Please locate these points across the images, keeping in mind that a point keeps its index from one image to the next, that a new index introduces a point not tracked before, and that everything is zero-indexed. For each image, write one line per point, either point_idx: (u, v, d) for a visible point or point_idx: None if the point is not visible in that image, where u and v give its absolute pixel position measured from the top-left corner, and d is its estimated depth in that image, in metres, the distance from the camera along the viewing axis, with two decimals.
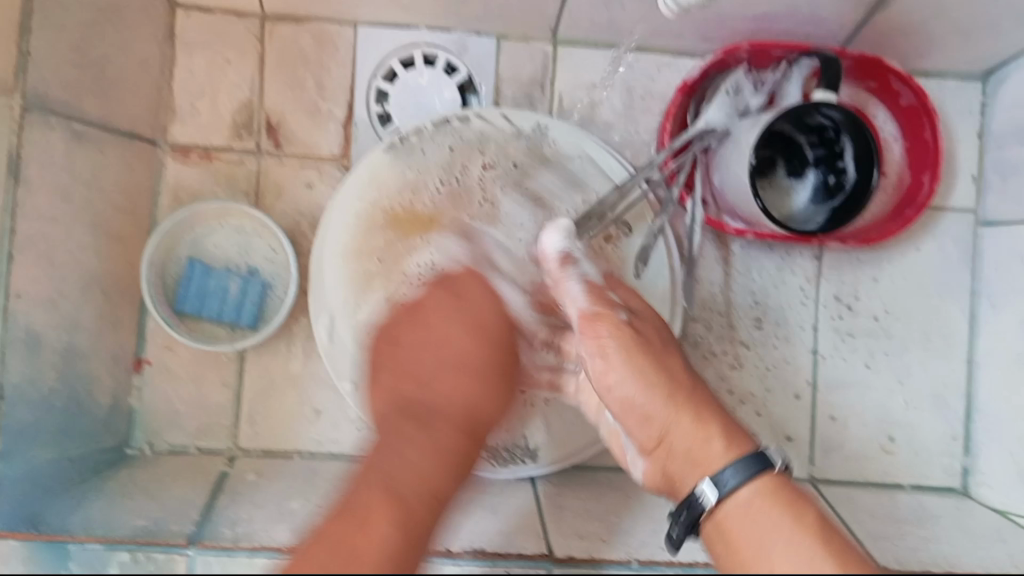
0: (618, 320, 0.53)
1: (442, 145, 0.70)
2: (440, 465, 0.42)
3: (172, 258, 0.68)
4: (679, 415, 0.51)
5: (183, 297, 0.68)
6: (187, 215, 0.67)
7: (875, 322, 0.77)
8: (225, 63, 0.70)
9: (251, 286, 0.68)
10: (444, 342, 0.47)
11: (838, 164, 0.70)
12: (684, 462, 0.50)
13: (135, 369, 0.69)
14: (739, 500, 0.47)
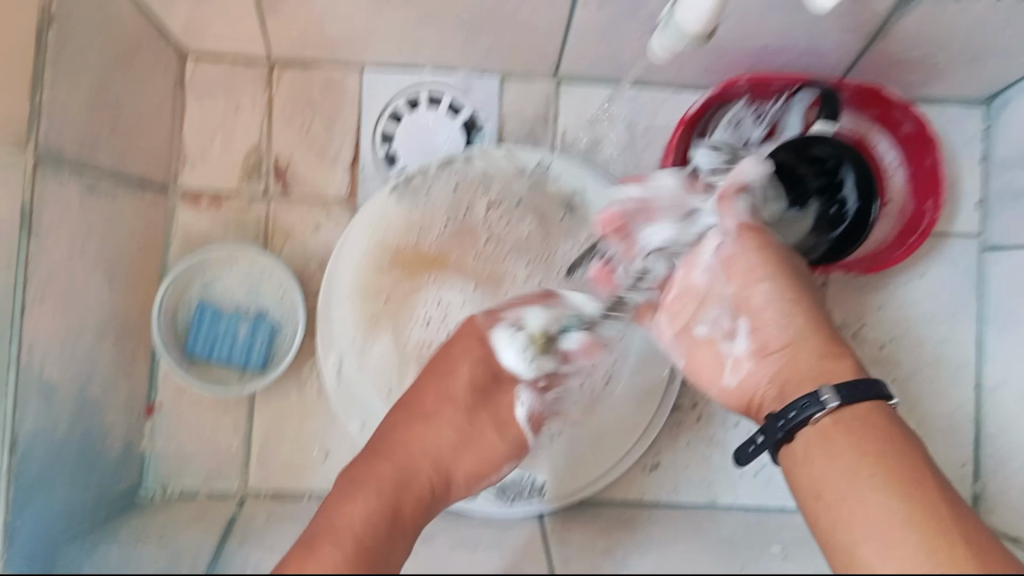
0: (765, 239, 0.61)
1: (446, 185, 0.70)
2: (380, 529, 0.49)
3: (182, 305, 0.70)
4: (815, 337, 0.56)
5: (193, 342, 0.69)
6: (197, 261, 0.68)
7: (882, 350, 0.76)
8: (234, 111, 0.72)
9: (260, 328, 0.70)
10: (436, 406, 0.60)
11: (839, 194, 0.70)
12: (806, 368, 0.55)
13: (147, 415, 0.70)
14: (851, 411, 0.50)
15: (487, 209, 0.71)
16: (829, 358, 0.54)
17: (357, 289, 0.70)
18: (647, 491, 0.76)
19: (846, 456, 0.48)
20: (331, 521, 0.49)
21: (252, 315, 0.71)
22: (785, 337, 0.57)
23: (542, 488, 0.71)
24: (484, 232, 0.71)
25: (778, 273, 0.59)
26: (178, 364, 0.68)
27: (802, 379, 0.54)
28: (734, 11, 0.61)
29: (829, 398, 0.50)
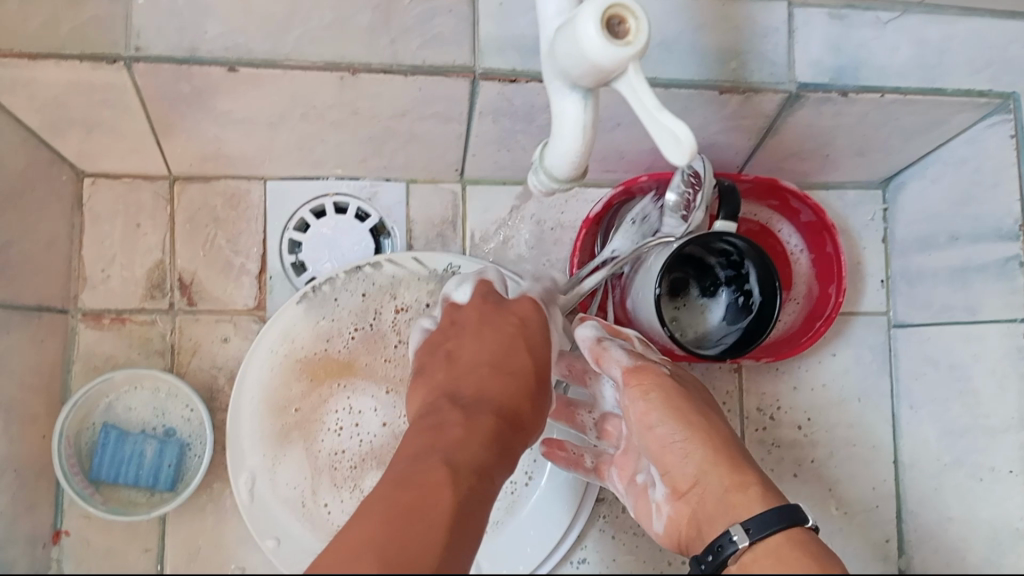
0: (659, 372, 0.60)
1: (355, 292, 0.70)
2: (483, 454, 0.44)
3: (86, 428, 0.68)
4: (719, 467, 0.55)
5: (97, 466, 0.67)
6: (101, 384, 0.67)
7: (799, 432, 0.77)
8: (136, 228, 0.71)
9: (167, 449, 0.68)
10: (509, 369, 0.50)
11: (746, 285, 0.71)
12: (716, 504, 0.54)
13: (53, 541, 0.68)
14: (767, 543, 0.50)
15: (395, 315, 0.71)
16: (736, 490, 0.53)
17: (265, 405, 0.68)
18: None
19: None
20: (447, 442, 0.44)
21: (160, 434, 0.69)
22: (695, 472, 0.56)
23: None
24: (392, 337, 0.70)
25: (679, 411, 0.58)
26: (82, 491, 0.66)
27: (717, 514, 0.54)
28: (628, 119, 0.62)
29: (738, 536, 0.51)
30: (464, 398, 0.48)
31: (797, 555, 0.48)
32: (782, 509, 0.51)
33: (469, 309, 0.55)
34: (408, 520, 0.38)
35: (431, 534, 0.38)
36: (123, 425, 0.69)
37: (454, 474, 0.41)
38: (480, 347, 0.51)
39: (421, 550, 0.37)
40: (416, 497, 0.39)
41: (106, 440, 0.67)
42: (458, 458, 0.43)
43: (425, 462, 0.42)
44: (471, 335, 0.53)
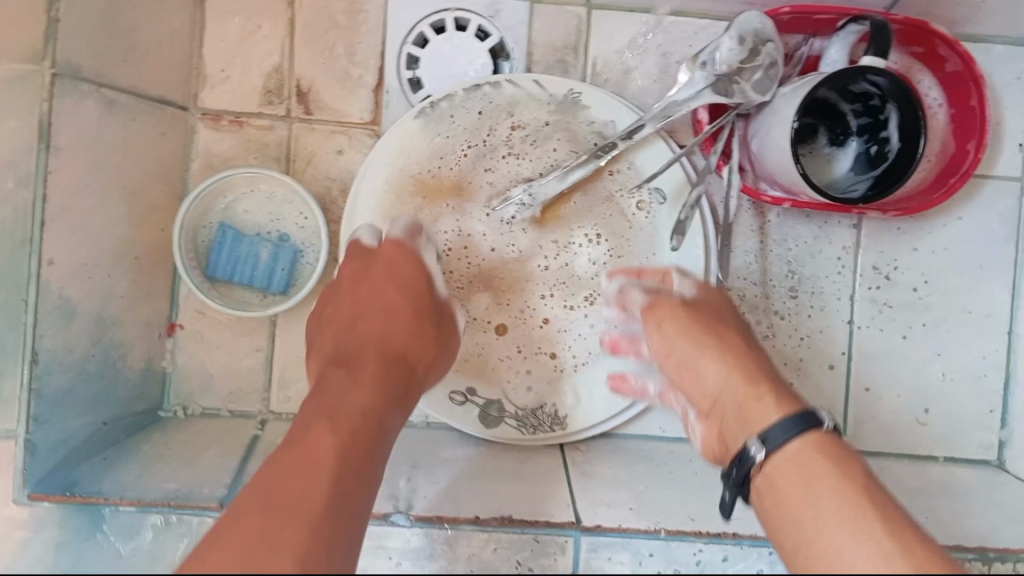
0: (670, 304, 0.62)
1: (472, 110, 0.69)
2: (374, 394, 0.50)
3: (203, 225, 0.68)
4: (735, 381, 0.57)
5: (214, 262, 0.68)
6: (219, 182, 0.67)
7: (914, 294, 0.75)
8: (256, 30, 0.70)
9: (282, 253, 0.69)
10: (388, 313, 0.57)
11: (881, 134, 0.68)
12: (733, 418, 0.55)
13: (169, 333, 0.70)
14: (784, 452, 0.50)
15: (512, 135, 0.70)
16: (751, 403, 0.54)
17: (379, 218, 0.68)
18: (669, 428, 0.74)
19: (789, 494, 0.48)
20: (332, 394, 0.48)
21: (275, 239, 0.70)
22: (716, 390, 0.58)
23: (564, 418, 0.70)
24: (501, 155, 0.70)
25: (692, 335, 0.60)
26: (200, 284, 0.67)
27: (741, 424, 0.54)
28: None
29: (756, 449, 0.51)
30: (346, 355, 0.53)
31: (820, 461, 0.48)
32: (799, 416, 0.51)
33: (347, 265, 0.61)
34: (290, 470, 0.41)
35: (314, 474, 0.41)
36: (239, 225, 0.69)
37: (335, 417, 0.45)
38: (371, 299, 0.58)
39: (305, 491, 0.40)
40: (298, 450, 0.42)
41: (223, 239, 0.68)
42: (342, 402, 0.47)
43: (316, 416, 0.45)
44: (343, 295, 0.59)
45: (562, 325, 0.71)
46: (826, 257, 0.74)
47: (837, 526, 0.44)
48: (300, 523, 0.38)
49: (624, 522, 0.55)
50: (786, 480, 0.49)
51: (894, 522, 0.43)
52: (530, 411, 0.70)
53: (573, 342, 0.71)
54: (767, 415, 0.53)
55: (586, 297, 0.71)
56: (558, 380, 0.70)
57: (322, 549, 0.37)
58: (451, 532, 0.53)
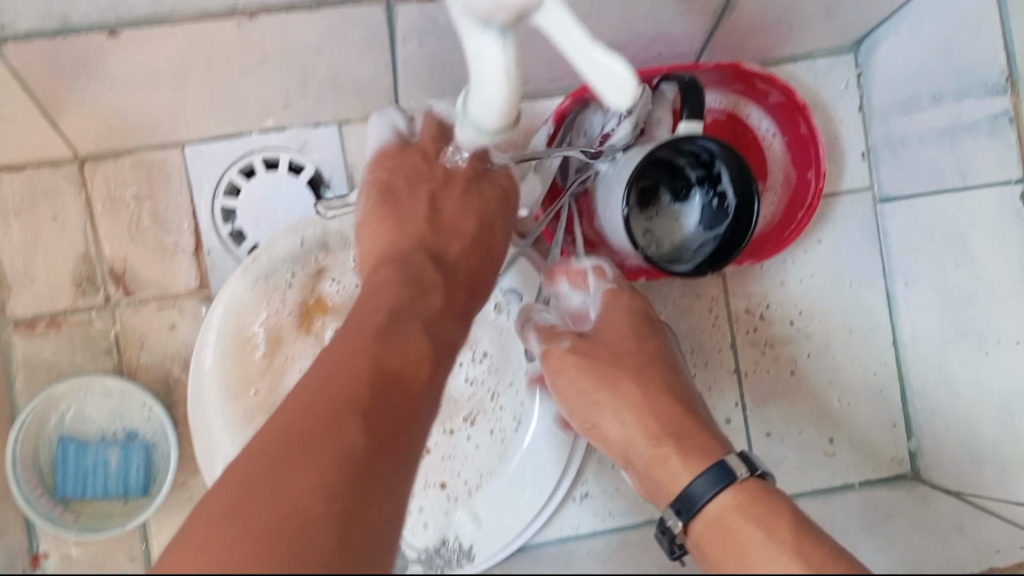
0: (562, 353, 0.58)
1: (298, 256, 0.65)
2: (443, 332, 0.48)
3: (40, 445, 0.63)
4: (640, 436, 0.54)
5: (61, 482, 0.63)
6: (45, 399, 0.62)
7: (793, 326, 0.73)
8: (52, 220, 0.65)
9: (132, 453, 0.64)
10: (475, 236, 0.57)
11: (719, 186, 0.66)
12: (648, 484, 0.53)
13: (33, 566, 0.63)
14: (708, 516, 0.48)
15: (345, 269, 0.66)
16: (659, 466, 0.52)
17: (228, 390, 0.64)
18: (581, 524, 0.72)
19: (728, 555, 0.45)
20: (427, 309, 0.49)
21: (122, 438, 0.64)
22: (624, 444, 0.55)
23: (471, 550, 0.66)
24: (335, 291, 0.66)
25: (591, 391, 0.57)
26: (51, 512, 0.62)
27: (656, 484, 0.53)
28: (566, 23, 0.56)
29: (674, 521, 0.50)
30: (445, 262, 0.54)
31: (741, 522, 0.46)
32: (710, 472, 0.49)
33: (453, 169, 0.59)
34: (391, 396, 0.40)
35: (401, 426, 0.39)
36: (80, 433, 0.64)
37: (420, 362, 0.44)
38: (456, 210, 0.58)
39: (377, 425, 0.38)
40: (400, 369, 0.42)
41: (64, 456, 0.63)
42: (437, 329, 0.48)
43: (391, 344, 0.43)
44: (451, 194, 0.58)
45: (448, 453, 0.67)
46: (697, 313, 0.72)
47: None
48: (394, 463, 0.37)
49: None
50: (714, 545, 0.47)
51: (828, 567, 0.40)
52: (434, 550, 0.66)
53: (462, 467, 0.67)
54: (680, 478, 0.51)
55: (466, 418, 0.67)
56: (454, 508, 0.67)
57: (400, 503, 0.37)
58: None
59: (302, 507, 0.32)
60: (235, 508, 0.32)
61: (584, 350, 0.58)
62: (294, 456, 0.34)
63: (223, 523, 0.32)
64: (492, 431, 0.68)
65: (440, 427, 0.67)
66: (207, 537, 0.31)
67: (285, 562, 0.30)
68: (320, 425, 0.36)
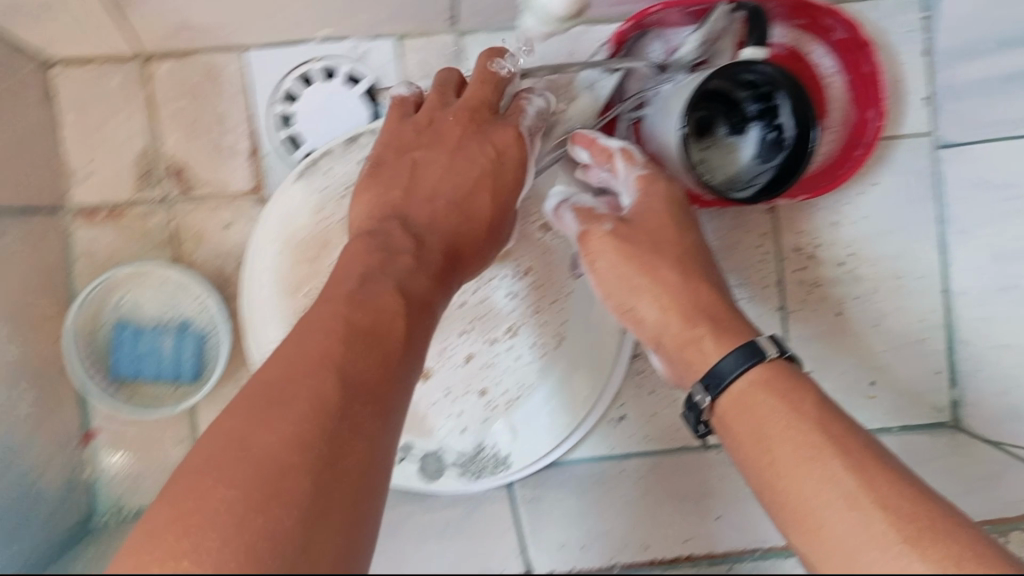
0: (602, 236, 0.58)
1: (351, 161, 0.65)
2: (429, 282, 0.50)
3: (99, 328, 0.66)
4: (675, 320, 0.55)
5: (118, 364, 0.66)
6: (102, 283, 0.65)
7: (842, 268, 0.73)
8: (118, 115, 0.67)
9: (186, 340, 0.66)
10: (461, 204, 0.57)
11: (776, 119, 0.65)
12: (676, 360, 0.55)
13: (85, 443, 0.69)
14: (733, 393, 0.50)
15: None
16: (692, 346, 0.54)
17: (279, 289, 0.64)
18: (616, 445, 0.74)
19: (757, 425, 0.47)
20: (399, 272, 0.49)
21: (176, 327, 0.67)
22: (657, 327, 0.56)
23: (507, 458, 0.69)
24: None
25: (624, 274, 0.57)
26: (105, 391, 0.65)
27: (685, 363, 0.55)
28: None
29: (702, 397, 0.52)
30: (416, 229, 0.55)
31: (765, 400, 0.48)
32: (743, 350, 0.51)
33: (446, 133, 0.60)
34: (366, 350, 0.41)
35: (379, 368, 0.41)
36: (137, 319, 0.67)
37: (404, 308, 0.46)
38: (436, 179, 0.58)
39: (364, 376, 0.40)
40: (373, 326, 0.43)
41: (121, 340, 0.66)
42: (411, 286, 0.49)
43: (369, 300, 0.45)
44: (434, 164, 0.59)
45: (489, 364, 0.67)
46: (745, 247, 0.72)
47: (792, 461, 0.44)
48: (372, 410, 0.39)
49: (578, 565, 0.60)
50: (737, 421, 0.49)
51: (847, 449, 0.43)
52: (471, 455, 0.68)
53: (501, 378, 0.68)
54: (709, 356, 0.53)
55: (507, 330, 0.68)
56: (492, 417, 0.68)
57: (381, 445, 0.38)
58: None
59: (284, 454, 0.34)
60: (220, 456, 0.34)
61: (624, 236, 0.58)
62: (278, 413, 0.36)
63: (206, 471, 0.34)
64: (532, 345, 0.68)
65: (481, 337, 0.67)
66: (208, 489, 0.33)
67: (270, 505, 0.32)
68: (294, 380, 0.38)
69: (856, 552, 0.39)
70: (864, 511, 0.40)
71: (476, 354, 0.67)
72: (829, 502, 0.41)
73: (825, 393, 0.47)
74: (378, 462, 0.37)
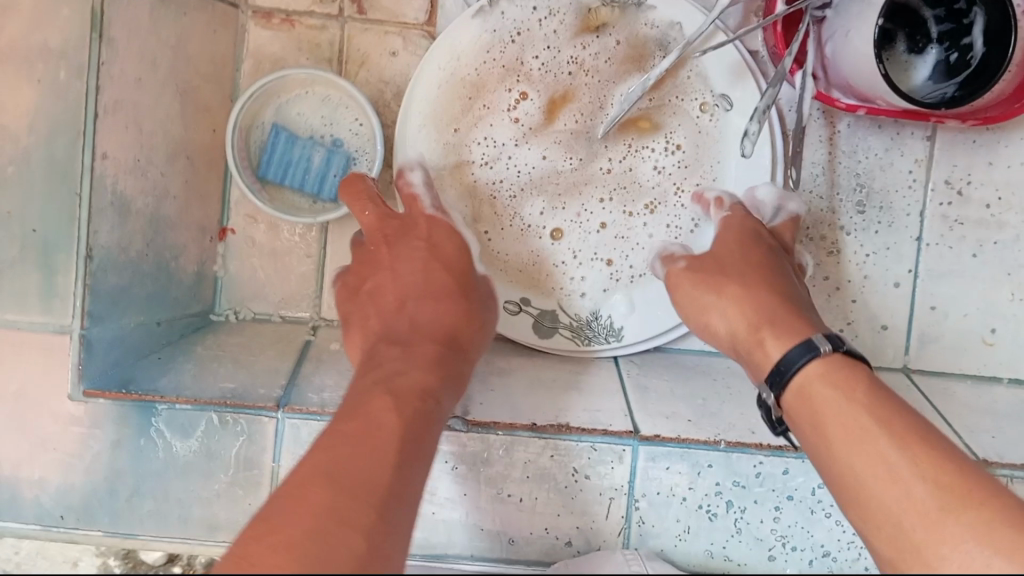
0: (679, 273, 0.63)
1: (526, 8, 0.66)
2: (425, 369, 0.48)
3: (256, 126, 0.68)
4: (740, 324, 0.57)
5: (266, 164, 0.68)
6: (275, 83, 0.66)
7: (987, 211, 0.71)
8: None
9: (335, 158, 0.69)
10: (436, 294, 0.56)
11: (963, 40, 0.64)
12: (748, 364, 0.56)
13: (220, 238, 0.71)
14: (805, 373, 0.51)
15: (563, 33, 0.67)
16: (757, 347, 0.55)
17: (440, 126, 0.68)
18: None
19: (822, 413, 0.48)
20: (391, 372, 0.47)
21: (328, 144, 0.69)
22: (728, 334, 0.58)
23: (620, 331, 0.70)
24: (538, 52, 0.67)
25: (699, 295, 0.61)
26: (253, 185, 0.67)
27: (753, 366, 0.55)
28: None
29: (768, 395, 0.53)
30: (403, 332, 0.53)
31: (829, 391, 0.49)
32: (804, 344, 0.52)
33: (377, 235, 0.61)
34: (356, 449, 0.39)
35: (375, 456, 0.39)
36: (293, 127, 0.69)
37: (398, 401, 0.44)
38: (404, 271, 0.58)
39: (365, 474, 0.38)
40: (363, 427, 0.41)
41: (275, 141, 0.67)
42: (403, 378, 0.47)
43: (372, 397, 0.44)
44: (397, 261, 0.59)
45: (622, 237, 0.70)
46: (897, 171, 0.71)
47: (847, 442, 0.46)
48: (367, 501, 0.37)
49: (683, 433, 0.60)
50: (799, 414, 0.50)
51: (900, 428, 0.45)
52: (585, 322, 0.70)
53: (632, 252, 0.70)
54: (772, 354, 0.53)
55: (646, 206, 0.70)
56: (614, 289, 0.71)
57: (380, 544, 0.36)
58: (508, 438, 0.58)
59: (270, 554, 0.33)
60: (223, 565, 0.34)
61: (696, 266, 0.62)
62: (270, 526, 0.35)
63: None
64: (670, 223, 0.70)
65: (618, 209, 0.70)
66: None
67: None
68: (291, 492, 0.37)
69: (902, 518, 0.43)
70: (903, 484, 0.43)
71: (611, 224, 0.70)
72: (877, 479, 0.44)
73: (879, 379, 0.49)
74: (378, 562, 0.35)
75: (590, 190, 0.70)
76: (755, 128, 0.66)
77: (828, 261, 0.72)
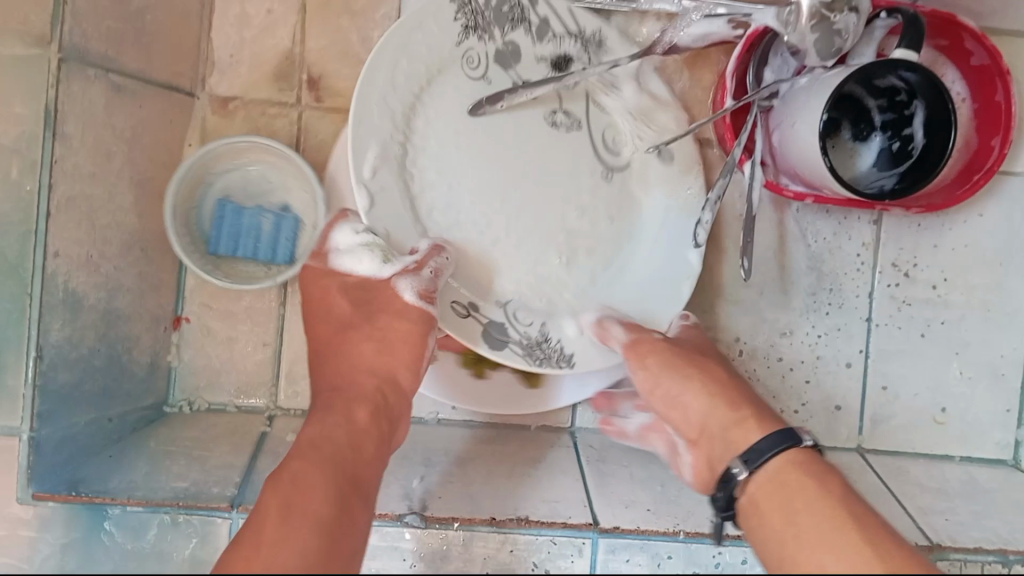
0: (653, 340, 0.62)
1: None
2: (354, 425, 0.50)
3: (193, 204, 0.67)
4: (718, 408, 0.55)
5: (216, 240, 0.67)
6: (211, 154, 0.66)
7: (934, 291, 0.73)
8: (268, 15, 0.70)
9: (285, 224, 0.68)
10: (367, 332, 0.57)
11: (905, 130, 0.66)
12: (718, 445, 0.53)
13: (174, 326, 0.70)
14: (776, 462, 0.49)
15: (562, 33, 0.68)
16: (735, 427, 0.53)
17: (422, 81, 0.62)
18: None
19: (796, 501, 0.46)
20: (326, 433, 0.48)
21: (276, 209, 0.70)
22: (699, 415, 0.56)
23: (571, 356, 0.66)
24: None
25: (676, 366, 0.59)
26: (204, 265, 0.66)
27: (724, 444, 0.53)
28: None
29: (740, 469, 0.50)
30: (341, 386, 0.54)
31: (801, 482, 0.47)
32: (779, 432, 0.51)
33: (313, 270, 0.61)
34: (291, 520, 0.41)
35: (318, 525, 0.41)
36: (238, 198, 0.69)
37: (335, 466, 0.46)
38: (331, 304, 0.59)
39: (302, 540, 0.39)
40: (300, 493, 0.42)
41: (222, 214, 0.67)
42: (335, 437, 0.48)
43: (307, 459, 0.45)
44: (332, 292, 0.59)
45: (568, 237, 0.66)
46: (846, 254, 0.73)
47: (818, 538, 0.43)
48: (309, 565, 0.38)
49: (642, 524, 0.60)
50: (768, 499, 0.48)
51: (866, 531, 0.42)
52: (535, 342, 0.65)
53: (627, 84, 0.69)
54: (750, 434, 0.52)
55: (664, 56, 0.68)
56: (557, 303, 0.66)
57: None
58: (465, 533, 0.58)
59: None
60: None
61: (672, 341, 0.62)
62: None
63: None
64: (606, 223, 0.68)
65: (562, 203, 0.66)
66: None
67: None
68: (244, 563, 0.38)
69: None
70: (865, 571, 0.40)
71: (555, 217, 0.66)
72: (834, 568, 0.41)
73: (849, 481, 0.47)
74: None
75: (544, 169, 0.65)
76: (708, 217, 0.69)
77: (781, 342, 0.73)
